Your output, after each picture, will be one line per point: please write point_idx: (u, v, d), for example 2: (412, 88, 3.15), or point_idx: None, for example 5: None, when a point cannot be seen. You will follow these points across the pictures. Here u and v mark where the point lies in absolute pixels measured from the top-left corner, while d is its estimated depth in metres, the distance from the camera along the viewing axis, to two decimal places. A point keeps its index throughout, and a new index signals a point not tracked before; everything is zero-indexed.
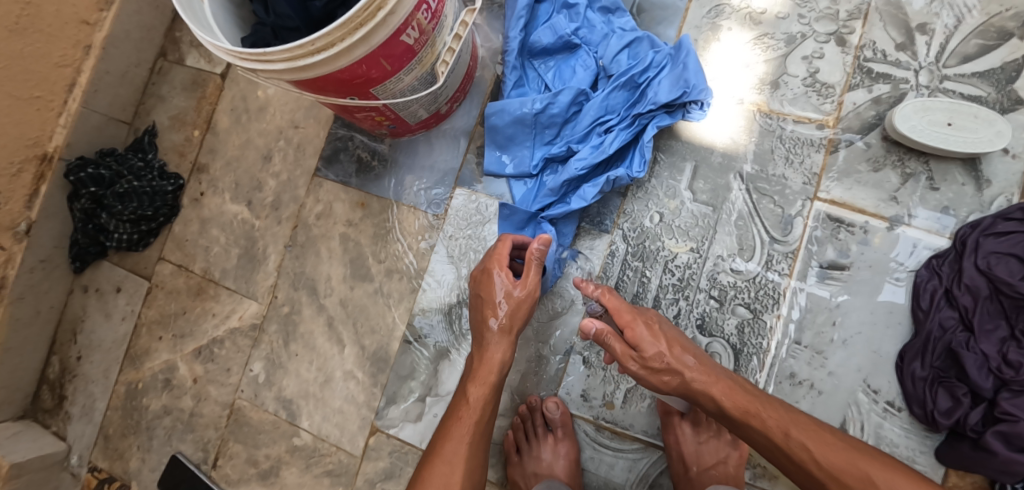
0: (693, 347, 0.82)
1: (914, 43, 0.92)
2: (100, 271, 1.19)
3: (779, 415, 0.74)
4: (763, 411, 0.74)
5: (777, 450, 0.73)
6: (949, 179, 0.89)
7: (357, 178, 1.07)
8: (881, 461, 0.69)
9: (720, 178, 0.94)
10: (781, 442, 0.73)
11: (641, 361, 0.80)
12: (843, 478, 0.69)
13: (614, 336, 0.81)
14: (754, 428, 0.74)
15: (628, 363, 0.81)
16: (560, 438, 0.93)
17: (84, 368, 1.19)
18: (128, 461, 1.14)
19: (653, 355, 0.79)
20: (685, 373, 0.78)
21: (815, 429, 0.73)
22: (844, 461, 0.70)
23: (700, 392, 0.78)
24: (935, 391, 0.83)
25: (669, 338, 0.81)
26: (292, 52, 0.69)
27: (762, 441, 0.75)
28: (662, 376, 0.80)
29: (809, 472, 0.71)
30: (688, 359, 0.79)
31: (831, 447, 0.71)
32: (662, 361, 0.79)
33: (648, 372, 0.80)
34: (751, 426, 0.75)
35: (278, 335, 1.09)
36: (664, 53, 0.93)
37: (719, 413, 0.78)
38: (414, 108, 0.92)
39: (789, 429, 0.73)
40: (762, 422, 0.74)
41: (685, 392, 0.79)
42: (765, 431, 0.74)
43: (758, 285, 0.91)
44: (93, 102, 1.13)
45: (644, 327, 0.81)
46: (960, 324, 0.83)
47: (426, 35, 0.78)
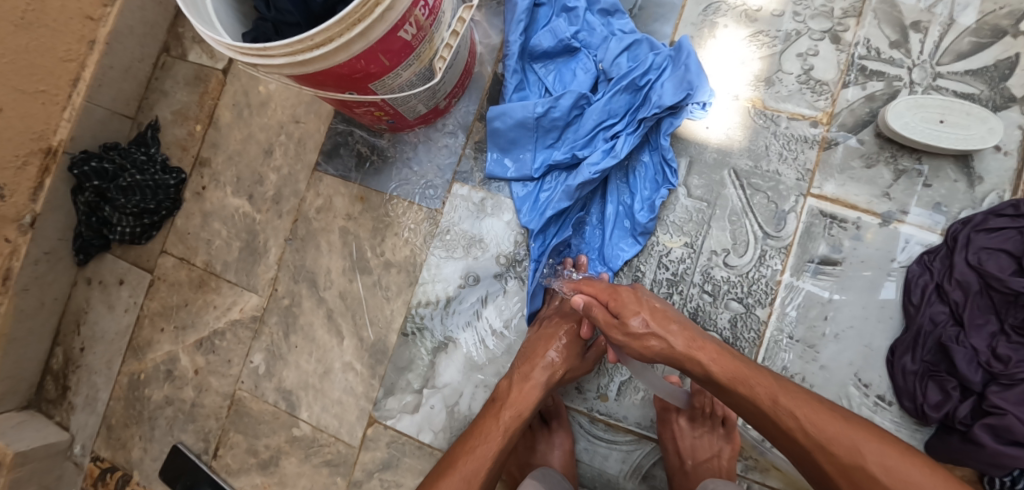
0: (677, 315, 0.82)
1: (908, 41, 0.93)
2: (103, 263, 1.21)
3: (770, 381, 0.74)
4: (751, 377, 0.75)
5: (763, 415, 0.73)
6: (942, 175, 0.90)
7: (357, 172, 1.08)
8: (879, 437, 0.67)
9: (715, 174, 0.95)
10: (768, 408, 0.73)
11: (623, 330, 0.81)
12: (831, 447, 0.68)
13: (598, 306, 0.83)
14: (742, 394, 0.75)
15: (612, 332, 0.82)
16: (555, 429, 0.94)
17: (87, 358, 1.20)
18: (130, 451, 1.16)
19: (633, 320, 0.80)
20: (668, 340, 0.79)
21: (808, 398, 0.72)
22: (838, 432, 0.68)
23: (690, 358, 0.78)
24: (925, 384, 0.84)
25: (650, 306, 0.81)
26: (292, 47, 0.70)
27: (747, 405, 0.75)
28: (645, 340, 0.79)
29: (796, 439, 0.71)
30: (670, 327, 0.79)
31: (825, 416, 0.70)
32: (641, 325, 0.79)
33: (632, 340, 0.80)
34: (740, 391, 0.75)
35: (278, 327, 1.10)
36: (665, 56, 0.94)
37: (707, 379, 0.78)
38: (412, 103, 0.93)
39: (777, 396, 0.73)
40: (751, 388, 0.74)
41: (670, 359, 0.79)
42: (751, 396, 0.74)
43: (751, 280, 0.92)
44: (97, 96, 1.14)
45: (628, 292, 0.83)
46: (951, 319, 0.84)
47: (424, 31, 0.79)
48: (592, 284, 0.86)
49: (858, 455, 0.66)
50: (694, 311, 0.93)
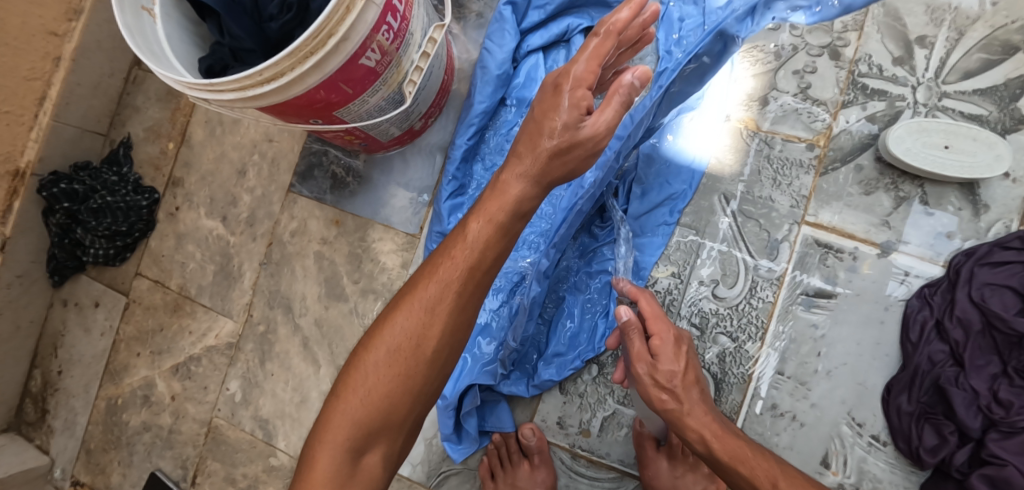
0: (704, 385, 0.77)
1: (912, 58, 0.86)
2: (79, 285, 1.18)
3: (772, 464, 0.69)
4: (754, 458, 0.70)
5: None
6: (944, 203, 0.84)
7: (332, 194, 1.04)
8: None
9: (704, 200, 0.90)
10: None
11: (651, 368, 0.75)
12: None
13: (638, 337, 0.77)
14: (740, 474, 0.70)
15: (638, 364, 0.76)
16: (536, 465, 0.91)
17: (65, 382, 1.18)
18: (109, 476, 1.14)
19: (666, 370, 0.74)
20: (686, 402, 0.73)
21: (807, 488, 0.68)
22: None
23: (692, 427, 0.73)
24: (921, 426, 0.80)
25: (690, 364, 0.76)
26: (241, 83, 0.65)
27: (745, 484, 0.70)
28: (664, 395, 0.74)
29: None
30: (695, 392, 0.74)
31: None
32: (672, 378, 0.74)
33: (652, 384, 0.75)
34: (738, 471, 0.70)
35: (254, 354, 1.07)
36: (690, 24, 0.92)
37: (707, 455, 0.73)
38: (384, 126, 0.88)
39: (778, 480, 0.68)
40: (751, 469, 0.69)
41: (673, 421, 0.74)
42: (752, 478, 0.69)
43: (740, 313, 0.88)
44: (65, 114, 1.10)
45: (674, 342, 0.77)
46: (950, 359, 0.79)
47: (388, 56, 0.74)
48: (648, 305, 0.78)
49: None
50: None
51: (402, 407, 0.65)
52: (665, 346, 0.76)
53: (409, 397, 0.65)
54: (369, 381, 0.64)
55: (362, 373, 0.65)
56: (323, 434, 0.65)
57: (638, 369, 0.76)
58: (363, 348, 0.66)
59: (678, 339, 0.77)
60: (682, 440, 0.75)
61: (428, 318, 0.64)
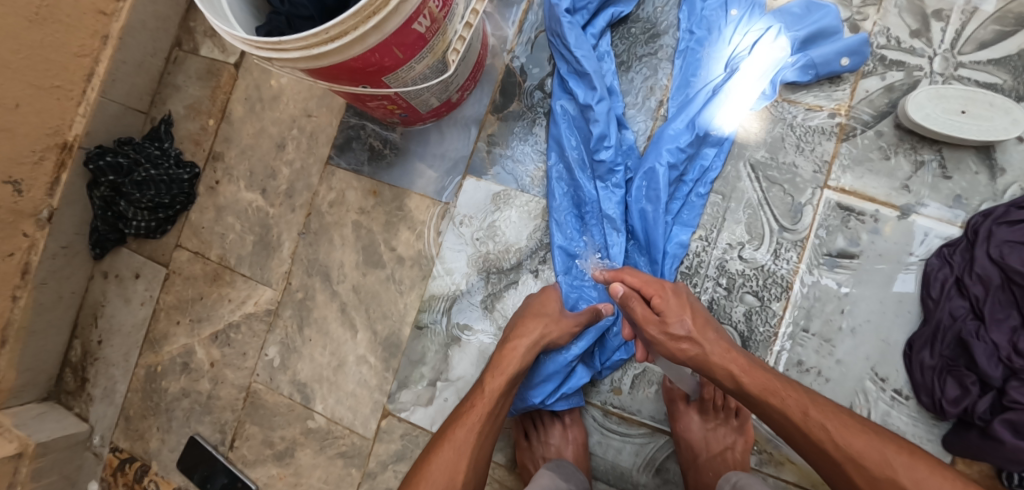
0: (718, 328, 0.82)
1: (929, 30, 0.91)
2: (119, 257, 1.22)
3: (801, 395, 0.74)
4: (782, 388, 0.75)
5: (793, 427, 0.73)
6: (962, 168, 0.88)
7: (369, 166, 1.08)
8: (908, 450, 0.68)
9: (730, 167, 0.94)
10: (800, 430, 0.73)
11: (661, 327, 0.80)
12: (861, 461, 0.68)
13: (638, 302, 0.82)
14: (772, 405, 0.74)
15: (649, 327, 0.81)
16: (569, 423, 0.94)
17: (104, 351, 1.22)
18: (148, 442, 1.18)
19: (675, 323, 0.79)
20: (704, 345, 0.79)
21: (835, 413, 0.72)
22: (866, 446, 0.69)
23: (718, 365, 0.78)
24: (943, 379, 0.83)
25: (693, 310, 0.81)
26: (307, 41, 0.69)
27: (779, 416, 0.74)
28: (682, 346, 0.79)
29: (827, 452, 0.70)
30: (710, 335, 0.79)
31: (855, 431, 0.70)
32: (685, 329, 0.79)
33: (668, 339, 0.80)
34: (770, 403, 0.75)
35: (292, 320, 1.11)
36: (712, 4, 0.96)
37: (737, 391, 0.77)
38: (425, 96, 0.92)
39: (807, 409, 0.73)
40: (783, 401, 0.74)
41: (699, 364, 0.79)
42: (784, 408, 0.74)
43: (766, 273, 0.91)
44: (110, 91, 1.14)
45: (673, 295, 0.82)
46: (971, 313, 0.83)
47: (437, 23, 0.78)
48: (633, 276, 0.84)
49: (889, 469, 0.67)
50: (709, 304, 0.92)
51: (472, 482, 0.78)
52: (665, 302, 0.81)
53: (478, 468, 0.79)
54: (464, 434, 0.79)
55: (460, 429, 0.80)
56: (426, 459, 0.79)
57: (652, 332, 0.81)
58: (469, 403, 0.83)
59: (671, 295, 0.82)
60: (713, 382, 0.80)
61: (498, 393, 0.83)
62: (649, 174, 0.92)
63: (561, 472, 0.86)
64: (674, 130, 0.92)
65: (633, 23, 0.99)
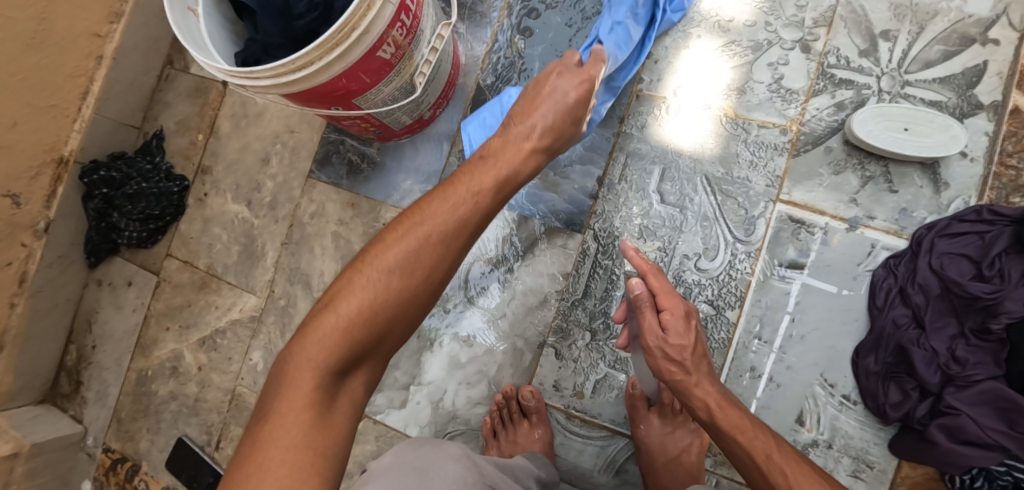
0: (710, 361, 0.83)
1: (877, 50, 0.95)
2: (112, 266, 1.28)
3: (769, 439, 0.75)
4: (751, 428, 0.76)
5: (754, 466, 0.75)
6: (907, 181, 0.92)
7: (348, 179, 1.13)
8: None
9: (687, 180, 0.97)
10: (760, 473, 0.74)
11: (661, 341, 0.81)
12: None
13: (649, 310, 0.81)
14: (739, 444, 0.76)
15: (649, 337, 0.81)
16: (535, 423, 0.98)
17: (98, 356, 1.27)
18: (138, 442, 1.23)
19: (677, 345, 0.79)
20: (694, 374, 0.80)
21: (798, 459, 0.74)
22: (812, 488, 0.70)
23: (697, 396, 0.80)
24: (886, 385, 0.87)
25: (697, 337, 0.81)
26: (277, 70, 0.74)
27: (745, 452, 0.76)
28: (672, 366, 0.81)
29: None
30: (703, 367, 0.81)
31: (811, 479, 0.70)
32: (682, 354, 0.80)
33: (663, 357, 0.81)
34: (737, 441, 0.76)
35: (275, 326, 1.16)
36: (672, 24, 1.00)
37: (709, 423, 0.80)
38: (397, 115, 0.97)
39: (772, 452, 0.74)
40: (750, 440, 0.76)
41: (680, 390, 0.81)
42: (750, 447, 0.75)
43: (721, 283, 0.95)
44: (104, 109, 1.20)
45: (685, 318, 0.81)
46: (912, 322, 0.87)
47: (402, 49, 0.83)
48: (658, 280, 0.81)
49: None
50: None
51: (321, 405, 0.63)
52: (682, 321, 0.80)
53: (365, 324, 0.65)
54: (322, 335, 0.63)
55: (316, 334, 0.64)
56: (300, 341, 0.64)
57: (649, 343, 0.82)
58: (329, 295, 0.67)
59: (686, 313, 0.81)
60: (688, 410, 0.82)
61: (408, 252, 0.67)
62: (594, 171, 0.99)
63: (533, 461, 0.89)
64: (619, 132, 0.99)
65: None
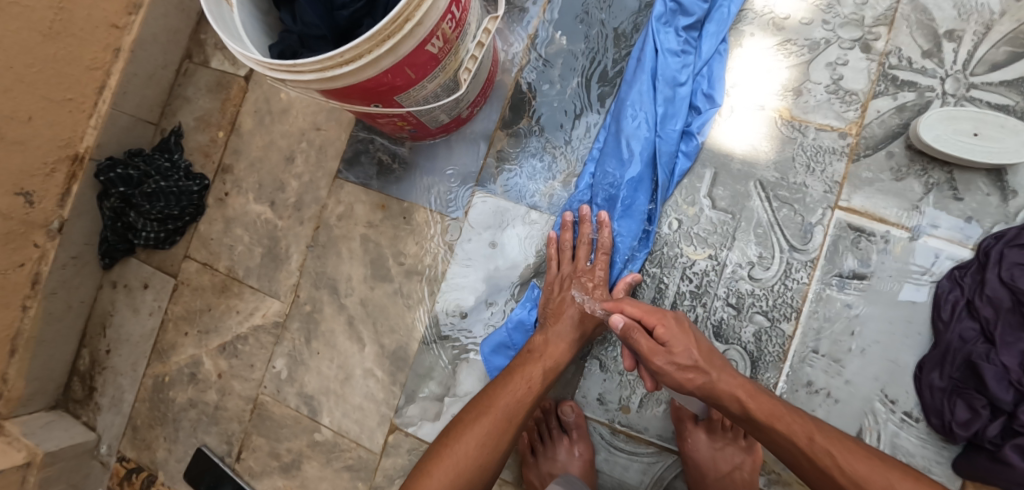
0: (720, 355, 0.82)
1: (941, 50, 0.90)
2: (128, 268, 1.22)
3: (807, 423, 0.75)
4: (788, 414, 0.76)
5: (799, 452, 0.74)
6: (973, 189, 0.88)
7: (378, 180, 1.09)
8: (911, 476, 0.69)
9: (740, 186, 0.93)
10: (807, 459, 0.74)
11: (669, 357, 0.79)
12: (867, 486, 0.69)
13: (641, 333, 0.81)
14: (779, 431, 0.75)
15: (656, 358, 0.80)
16: (575, 440, 0.94)
17: (113, 360, 1.22)
18: (155, 451, 1.18)
19: (681, 352, 0.79)
20: (711, 373, 0.79)
21: (842, 439, 0.74)
22: (870, 472, 0.70)
23: (726, 391, 0.78)
24: (953, 401, 0.83)
25: (696, 339, 0.81)
26: (322, 64, 0.69)
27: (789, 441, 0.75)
28: (688, 374, 0.79)
29: (832, 478, 0.72)
30: (716, 361, 0.80)
31: (861, 458, 0.71)
32: (691, 358, 0.79)
33: (677, 369, 0.79)
34: (777, 429, 0.75)
35: (300, 333, 1.11)
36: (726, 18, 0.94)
37: (745, 417, 0.78)
38: (436, 113, 0.92)
39: (814, 435, 0.74)
40: (788, 426, 0.75)
41: (708, 393, 0.79)
42: (790, 434, 0.75)
43: (776, 293, 0.91)
44: (122, 103, 1.15)
45: (676, 323, 0.82)
46: (981, 336, 0.82)
47: (450, 43, 0.78)
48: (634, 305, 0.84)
49: None
50: (718, 324, 0.92)
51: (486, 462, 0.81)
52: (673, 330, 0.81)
53: (504, 435, 0.83)
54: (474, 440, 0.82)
55: (472, 433, 0.82)
56: (447, 441, 0.83)
57: (657, 363, 0.80)
58: (478, 404, 0.86)
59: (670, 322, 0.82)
60: (721, 409, 0.80)
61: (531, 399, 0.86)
62: (647, 169, 0.94)
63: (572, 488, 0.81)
64: (673, 128, 0.94)
65: None
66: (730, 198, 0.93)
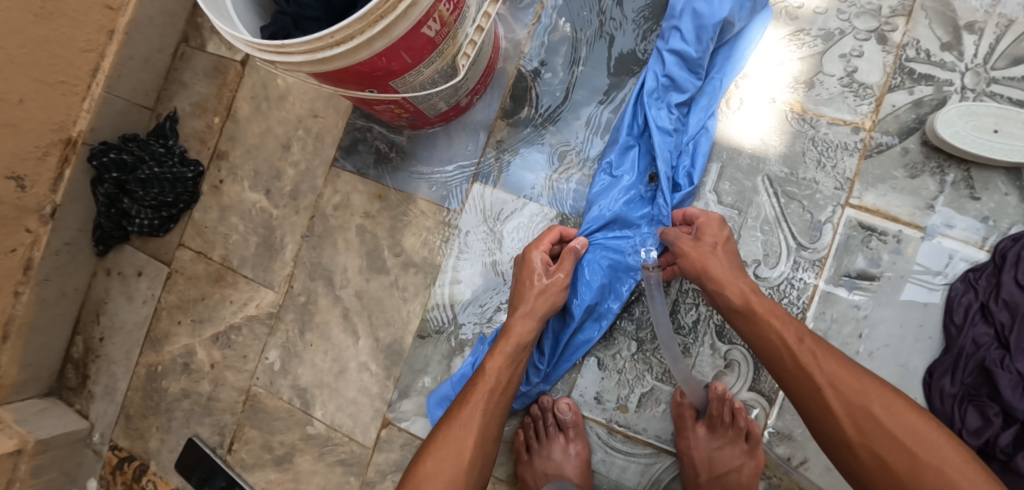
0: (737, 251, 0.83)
1: (960, 43, 0.86)
2: (122, 255, 1.21)
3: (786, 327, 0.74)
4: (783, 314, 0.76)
5: (785, 348, 0.73)
6: (991, 188, 0.84)
7: (375, 169, 1.06)
8: (888, 390, 0.69)
9: (747, 181, 0.90)
10: (790, 363, 0.73)
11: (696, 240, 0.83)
12: (844, 389, 0.69)
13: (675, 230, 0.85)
14: (773, 327, 0.75)
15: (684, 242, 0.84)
16: (572, 438, 0.91)
17: (106, 349, 1.21)
18: (148, 441, 1.17)
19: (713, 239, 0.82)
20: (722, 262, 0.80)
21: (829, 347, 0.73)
22: (849, 377, 0.70)
23: (733, 282, 0.79)
24: (964, 409, 0.79)
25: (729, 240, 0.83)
26: (312, 45, 0.66)
27: (773, 345, 0.74)
28: (706, 258, 0.81)
29: (810, 376, 0.71)
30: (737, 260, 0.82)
31: (842, 365, 0.71)
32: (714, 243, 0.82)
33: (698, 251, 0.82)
34: (770, 324, 0.75)
35: (294, 324, 1.09)
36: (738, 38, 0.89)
37: (743, 310, 0.78)
38: (435, 100, 0.89)
39: (805, 336, 0.74)
40: (768, 332, 0.75)
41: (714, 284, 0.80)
42: (781, 331, 0.74)
43: (782, 293, 0.88)
44: (116, 87, 1.13)
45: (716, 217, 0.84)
46: (995, 342, 0.80)
47: (448, 27, 0.75)
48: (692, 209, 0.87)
49: (866, 398, 0.68)
50: (721, 322, 0.90)
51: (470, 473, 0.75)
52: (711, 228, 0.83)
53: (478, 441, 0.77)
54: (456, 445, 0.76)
55: (441, 448, 0.76)
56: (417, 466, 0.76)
57: (683, 248, 0.83)
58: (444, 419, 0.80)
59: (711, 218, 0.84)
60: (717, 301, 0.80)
61: (492, 392, 0.81)
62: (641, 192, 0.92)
63: None
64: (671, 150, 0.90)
65: (654, 27, 0.95)
66: (738, 194, 0.90)
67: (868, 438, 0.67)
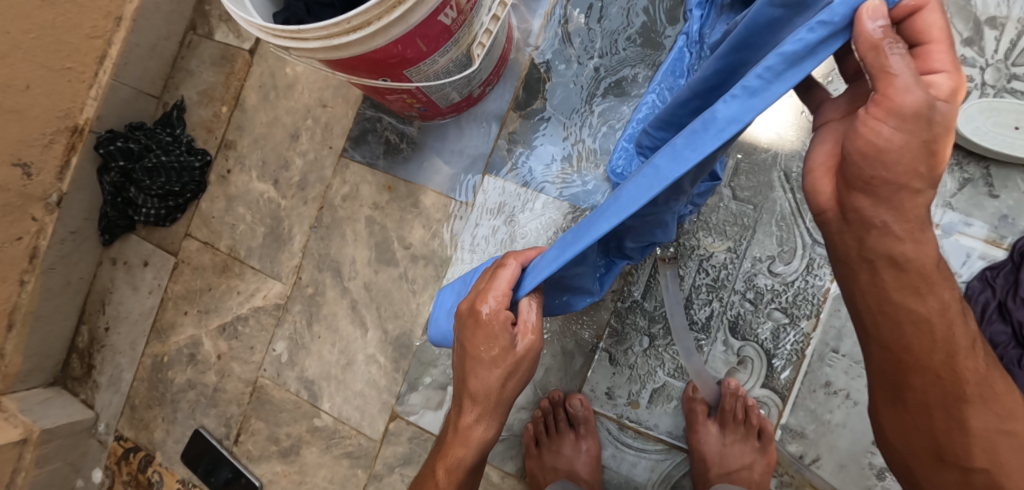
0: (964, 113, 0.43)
1: (981, 38, 0.85)
2: (128, 244, 1.20)
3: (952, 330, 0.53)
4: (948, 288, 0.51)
5: (936, 335, 0.53)
6: (1010, 185, 0.83)
7: (385, 160, 1.05)
8: None
9: (763, 176, 0.89)
10: (937, 363, 0.54)
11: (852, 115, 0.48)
12: (993, 404, 0.55)
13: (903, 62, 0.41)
14: (926, 301, 0.51)
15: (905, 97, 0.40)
16: (582, 435, 0.91)
17: (111, 339, 1.20)
18: (153, 432, 1.16)
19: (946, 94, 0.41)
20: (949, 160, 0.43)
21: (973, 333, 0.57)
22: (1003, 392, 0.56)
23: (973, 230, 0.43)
24: None
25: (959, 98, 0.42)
26: (328, 31, 0.65)
27: (936, 327, 0.52)
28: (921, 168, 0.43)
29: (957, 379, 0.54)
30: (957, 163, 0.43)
31: (999, 377, 0.56)
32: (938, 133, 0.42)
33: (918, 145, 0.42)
34: (924, 297, 0.51)
35: (302, 315, 1.08)
36: None
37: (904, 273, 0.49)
38: (447, 90, 0.88)
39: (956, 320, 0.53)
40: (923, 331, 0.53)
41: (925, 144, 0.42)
42: (930, 310, 0.51)
43: (797, 289, 0.87)
44: (123, 75, 1.11)
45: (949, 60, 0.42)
46: (1013, 340, 0.79)
47: (464, 15, 0.74)
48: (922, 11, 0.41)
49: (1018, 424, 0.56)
50: (733, 319, 0.89)
51: None
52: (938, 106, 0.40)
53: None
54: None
55: None
56: None
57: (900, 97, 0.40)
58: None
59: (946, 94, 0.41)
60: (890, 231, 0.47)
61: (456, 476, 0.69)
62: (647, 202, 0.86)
63: None
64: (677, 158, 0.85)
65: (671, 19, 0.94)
66: (753, 188, 0.89)
67: (1002, 466, 0.55)
